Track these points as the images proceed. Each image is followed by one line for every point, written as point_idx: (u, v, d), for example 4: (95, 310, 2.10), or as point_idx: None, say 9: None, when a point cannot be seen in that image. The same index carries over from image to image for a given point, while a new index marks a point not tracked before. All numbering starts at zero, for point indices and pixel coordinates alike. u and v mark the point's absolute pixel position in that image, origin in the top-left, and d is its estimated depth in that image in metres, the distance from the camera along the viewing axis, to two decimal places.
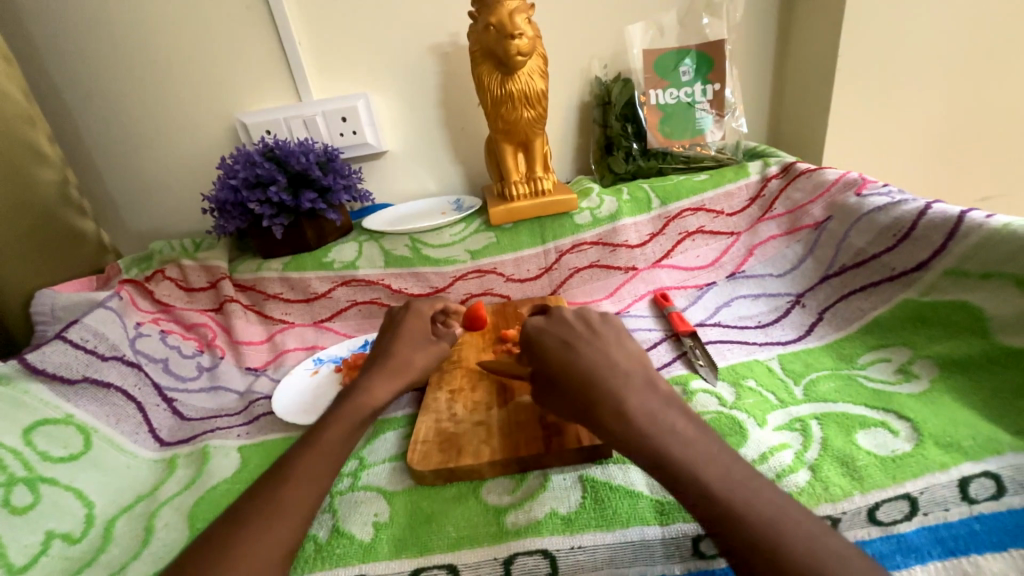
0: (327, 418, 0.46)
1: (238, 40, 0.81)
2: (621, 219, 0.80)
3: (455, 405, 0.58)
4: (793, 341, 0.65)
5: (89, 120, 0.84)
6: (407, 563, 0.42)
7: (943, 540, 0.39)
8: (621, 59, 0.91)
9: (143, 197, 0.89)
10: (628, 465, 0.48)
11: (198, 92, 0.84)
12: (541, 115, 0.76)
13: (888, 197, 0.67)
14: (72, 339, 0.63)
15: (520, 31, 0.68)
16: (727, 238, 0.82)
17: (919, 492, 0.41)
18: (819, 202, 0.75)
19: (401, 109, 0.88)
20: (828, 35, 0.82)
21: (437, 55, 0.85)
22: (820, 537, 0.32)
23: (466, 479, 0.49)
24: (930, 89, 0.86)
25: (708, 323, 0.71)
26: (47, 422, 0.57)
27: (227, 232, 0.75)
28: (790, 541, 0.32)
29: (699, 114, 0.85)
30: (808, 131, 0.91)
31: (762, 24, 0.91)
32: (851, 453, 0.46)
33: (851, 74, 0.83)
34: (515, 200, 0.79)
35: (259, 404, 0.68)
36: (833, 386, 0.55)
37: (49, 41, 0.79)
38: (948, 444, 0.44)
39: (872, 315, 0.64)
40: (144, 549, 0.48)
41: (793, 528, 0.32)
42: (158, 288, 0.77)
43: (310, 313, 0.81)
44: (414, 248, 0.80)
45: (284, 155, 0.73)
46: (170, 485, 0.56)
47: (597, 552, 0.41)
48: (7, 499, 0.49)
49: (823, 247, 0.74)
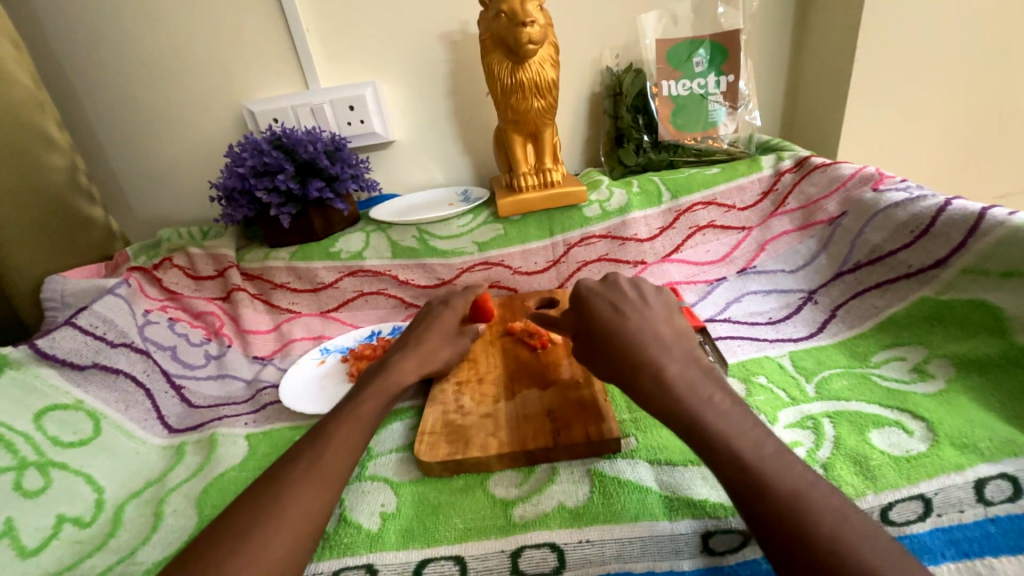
0: (337, 413, 0.46)
1: (245, 26, 0.80)
2: (630, 213, 0.79)
3: (463, 397, 0.57)
4: (805, 338, 0.64)
5: (97, 106, 0.83)
6: (414, 554, 0.42)
7: (957, 542, 0.38)
8: (633, 49, 0.89)
9: (151, 185, 0.89)
10: (636, 460, 0.48)
11: (206, 79, 0.83)
12: (551, 105, 0.75)
13: (906, 192, 0.66)
14: (82, 325, 0.63)
15: (532, 19, 0.67)
16: (738, 233, 0.81)
17: (934, 493, 0.40)
18: (834, 197, 0.74)
19: (409, 98, 0.87)
20: (847, 25, 0.80)
21: (446, 43, 0.84)
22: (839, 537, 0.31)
23: (473, 471, 0.49)
24: (951, 81, 0.84)
25: (718, 319, 0.71)
26: (57, 407, 0.57)
27: (234, 220, 0.75)
28: (806, 540, 0.31)
29: (712, 105, 0.84)
30: (823, 124, 0.89)
31: (778, 14, 0.88)
32: (863, 452, 0.45)
33: (870, 66, 0.80)
34: (524, 192, 0.78)
35: (266, 393, 0.68)
36: (846, 384, 0.54)
37: (56, 26, 0.78)
38: (964, 445, 0.43)
39: (887, 313, 0.62)
40: (153, 534, 0.48)
41: (808, 527, 0.32)
42: (166, 275, 0.77)
43: (317, 303, 0.81)
44: (421, 239, 0.79)
45: (292, 144, 0.73)
46: (178, 471, 0.56)
47: (605, 546, 0.41)
48: (18, 482, 0.49)
49: (837, 243, 0.72)
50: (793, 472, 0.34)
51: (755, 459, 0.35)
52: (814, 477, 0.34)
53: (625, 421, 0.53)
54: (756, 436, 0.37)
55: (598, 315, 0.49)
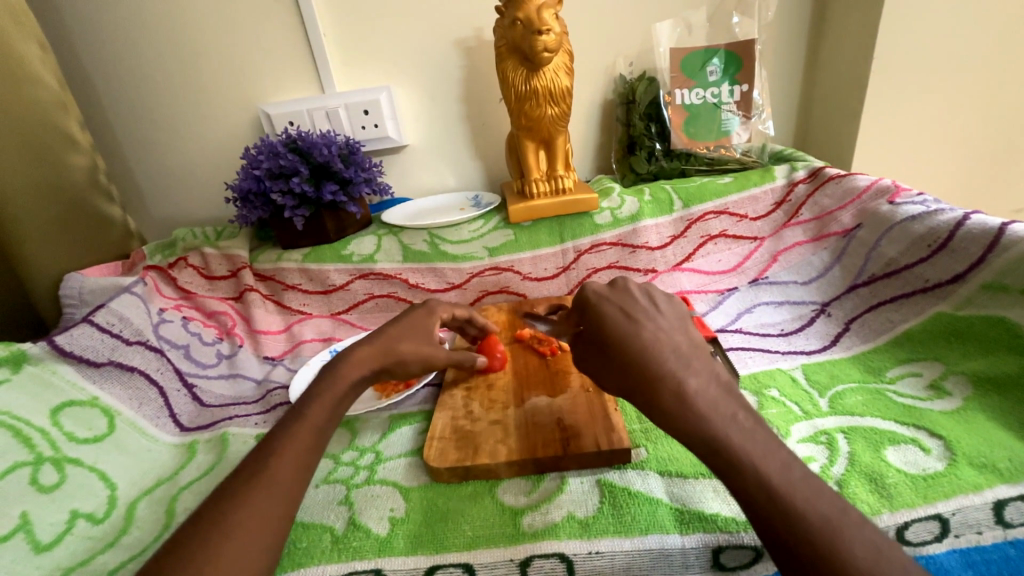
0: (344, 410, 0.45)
1: (264, 30, 0.81)
2: (642, 220, 0.79)
3: (472, 402, 0.58)
4: (818, 351, 0.63)
5: (117, 107, 0.85)
6: (423, 560, 0.42)
7: (974, 563, 0.38)
8: (647, 57, 0.89)
9: (167, 185, 0.90)
10: (647, 471, 0.47)
11: (224, 82, 0.84)
12: (565, 112, 0.75)
13: (923, 206, 0.65)
14: (99, 323, 0.64)
15: (548, 27, 0.68)
16: (750, 242, 0.80)
17: (951, 514, 0.40)
18: (849, 209, 0.73)
19: (423, 103, 0.88)
20: (863, 36, 0.80)
21: (461, 49, 0.85)
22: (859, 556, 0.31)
23: (482, 477, 0.49)
24: (970, 93, 0.83)
25: (729, 330, 0.70)
26: (73, 403, 0.58)
27: (249, 222, 0.75)
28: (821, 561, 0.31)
29: (726, 115, 0.83)
30: (837, 135, 0.89)
31: (794, 24, 0.88)
32: (879, 469, 0.45)
33: (886, 78, 0.80)
34: (535, 197, 0.79)
35: (276, 393, 0.68)
36: (860, 399, 0.54)
37: (81, 28, 0.80)
38: (983, 465, 0.42)
39: (902, 327, 0.62)
40: (165, 532, 0.48)
41: (823, 548, 0.31)
42: (181, 275, 0.78)
43: (327, 304, 0.81)
44: (432, 243, 0.80)
45: (307, 147, 0.73)
46: (189, 470, 0.56)
47: (614, 558, 0.41)
48: (34, 477, 0.50)
49: (851, 256, 0.72)
50: (811, 489, 0.34)
51: (771, 475, 0.35)
52: (830, 497, 0.34)
53: (635, 432, 0.53)
54: (774, 453, 0.36)
55: (607, 323, 0.47)
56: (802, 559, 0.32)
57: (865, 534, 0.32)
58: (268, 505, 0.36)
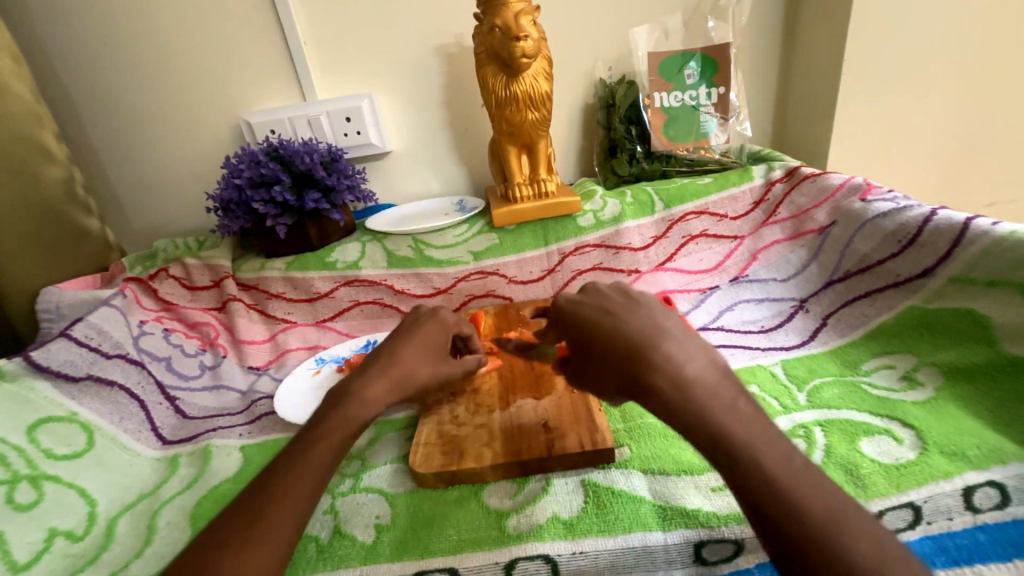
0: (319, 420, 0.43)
1: (244, 42, 0.81)
2: (624, 222, 0.80)
3: (458, 407, 0.57)
4: (796, 346, 0.65)
5: (94, 118, 0.84)
6: (407, 566, 0.42)
7: (946, 549, 0.39)
8: (626, 61, 0.90)
9: (148, 196, 0.90)
10: (630, 469, 0.48)
11: (203, 91, 0.84)
12: (545, 116, 0.76)
13: (894, 202, 0.67)
14: (76, 337, 0.63)
15: (525, 33, 0.68)
16: (731, 242, 0.82)
17: (923, 501, 0.41)
18: (823, 207, 0.75)
19: (405, 110, 0.88)
20: (834, 39, 0.82)
21: (442, 56, 0.85)
22: (858, 547, 0.30)
23: (468, 481, 0.49)
24: (936, 91, 0.85)
25: (711, 327, 0.71)
26: (51, 419, 0.57)
27: (231, 231, 0.75)
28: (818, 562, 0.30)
29: (703, 117, 0.85)
30: (812, 134, 0.91)
31: (767, 28, 0.90)
32: (853, 460, 0.46)
33: (857, 80, 0.82)
34: (518, 202, 0.79)
35: (261, 404, 0.68)
36: (836, 392, 0.55)
37: (56, 39, 0.79)
38: (953, 453, 0.44)
39: (876, 322, 0.63)
40: (147, 547, 0.48)
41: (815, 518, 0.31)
42: (161, 286, 0.77)
43: (312, 312, 0.81)
44: (416, 249, 0.80)
45: (288, 155, 0.73)
46: (172, 484, 0.56)
47: (598, 557, 0.41)
48: (10, 496, 0.49)
49: (827, 252, 0.73)
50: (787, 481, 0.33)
51: None
52: (826, 486, 0.33)
53: (619, 431, 0.54)
54: None
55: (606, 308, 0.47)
56: (809, 549, 0.31)
57: (856, 532, 0.31)
58: (259, 529, 0.36)
